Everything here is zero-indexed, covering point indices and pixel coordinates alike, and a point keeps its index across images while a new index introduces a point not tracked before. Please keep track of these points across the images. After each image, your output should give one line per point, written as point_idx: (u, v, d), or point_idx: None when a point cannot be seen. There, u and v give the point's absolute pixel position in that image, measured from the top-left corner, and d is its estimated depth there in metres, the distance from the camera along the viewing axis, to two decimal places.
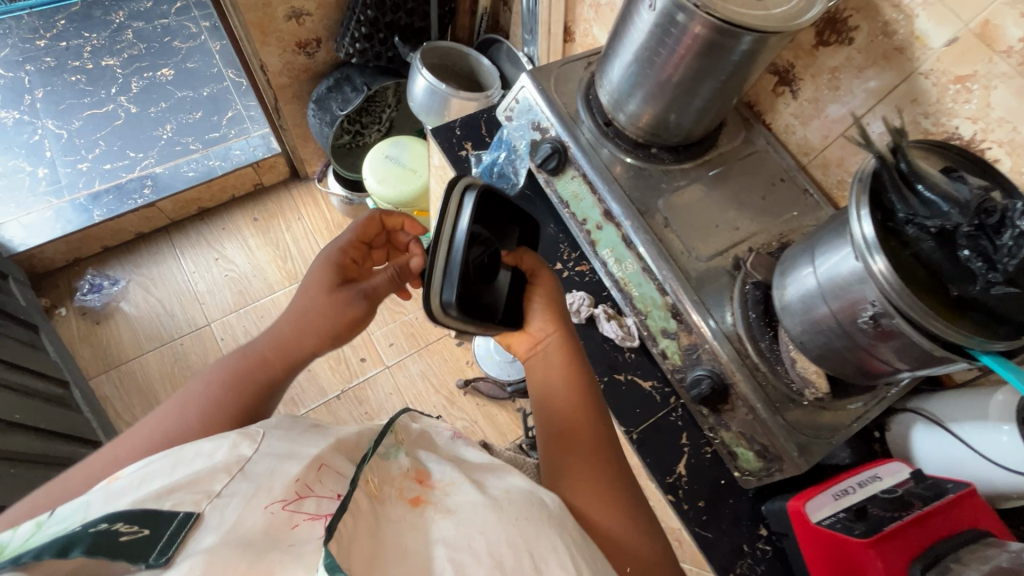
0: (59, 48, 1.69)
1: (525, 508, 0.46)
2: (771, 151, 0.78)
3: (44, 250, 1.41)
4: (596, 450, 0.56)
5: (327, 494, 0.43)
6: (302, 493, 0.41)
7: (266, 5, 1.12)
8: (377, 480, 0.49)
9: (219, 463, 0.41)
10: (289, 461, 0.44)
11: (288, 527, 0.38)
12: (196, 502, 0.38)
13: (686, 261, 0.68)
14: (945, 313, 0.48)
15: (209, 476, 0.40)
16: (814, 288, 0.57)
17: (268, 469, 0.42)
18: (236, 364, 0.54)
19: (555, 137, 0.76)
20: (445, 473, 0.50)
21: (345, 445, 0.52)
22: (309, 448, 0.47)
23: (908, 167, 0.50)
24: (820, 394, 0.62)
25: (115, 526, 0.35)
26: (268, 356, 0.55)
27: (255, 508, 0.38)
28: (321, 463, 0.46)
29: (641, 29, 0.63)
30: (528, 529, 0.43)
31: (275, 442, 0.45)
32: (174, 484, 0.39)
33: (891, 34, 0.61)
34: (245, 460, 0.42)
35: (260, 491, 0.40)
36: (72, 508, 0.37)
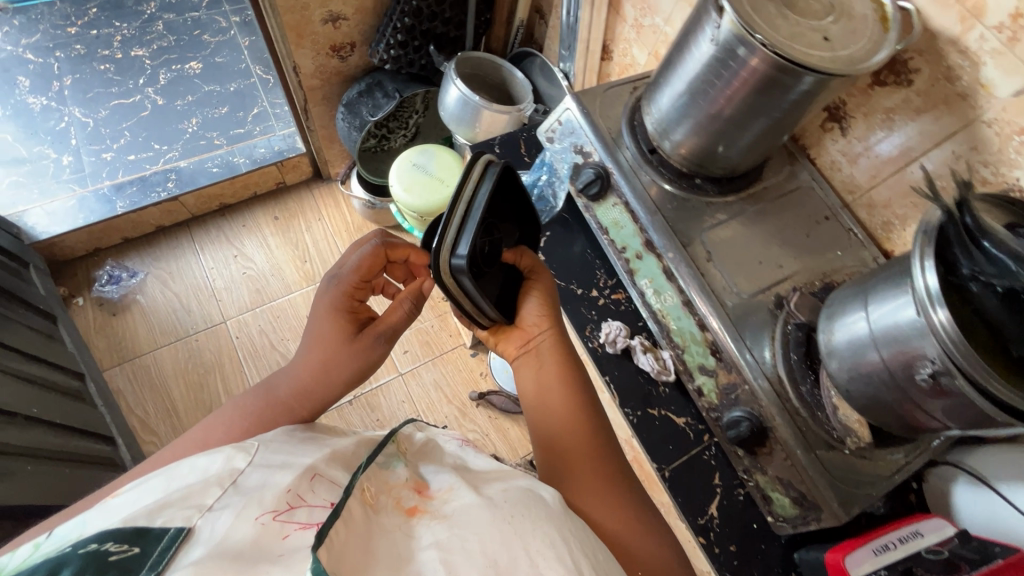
0: (90, 36, 1.69)
1: (521, 504, 0.45)
2: (815, 187, 0.77)
3: (66, 240, 1.41)
4: (594, 458, 0.59)
5: (320, 503, 0.43)
6: (294, 502, 0.42)
7: (304, 8, 1.12)
8: (374, 488, 0.49)
9: (212, 477, 0.42)
10: (282, 471, 0.44)
11: (278, 537, 0.38)
12: (187, 517, 0.39)
13: (728, 298, 0.67)
14: (1005, 375, 0.47)
15: (201, 490, 0.41)
16: (866, 335, 0.56)
17: (260, 482, 0.43)
18: (250, 413, 0.55)
19: (598, 162, 0.75)
20: (442, 483, 0.51)
21: (343, 456, 0.52)
22: (302, 458, 0.47)
23: (974, 224, 0.48)
24: (862, 443, 0.61)
25: (105, 546, 0.35)
26: (287, 402, 0.57)
27: (245, 520, 0.39)
28: (314, 473, 0.46)
29: (697, 60, 0.62)
30: (522, 523, 0.43)
31: (268, 455, 0.46)
32: (166, 500, 0.40)
33: (954, 79, 0.60)
34: (236, 473, 0.43)
35: (252, 502, 0.40)
36: (71, 525, 0.39)
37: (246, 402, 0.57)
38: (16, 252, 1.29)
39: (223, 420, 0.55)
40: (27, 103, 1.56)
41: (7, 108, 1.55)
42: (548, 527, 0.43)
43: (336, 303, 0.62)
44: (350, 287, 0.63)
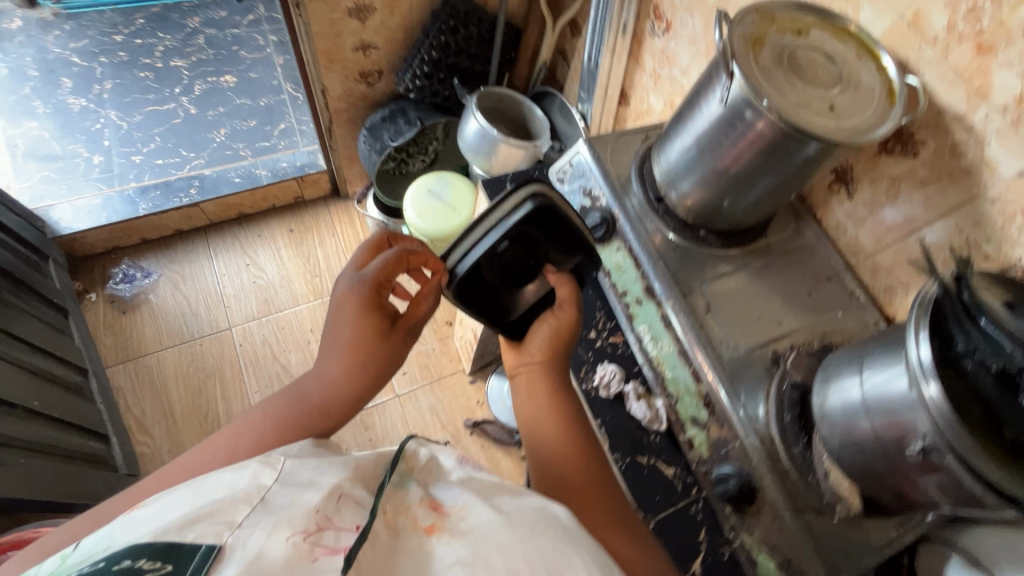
0: (134, 45, 1.77)
1: (540, 522, 0.46)
2: (820, 247, 0.77)
3: (87, 236, 1.45)
4: (592, 488, 0.57)
5: (347, 526, 0.43)
6: (323, 523, 0.41)
7: (337, 36, 1.17)
8: (393, 510, 0.48)
9: (239, 494, 0.42)
10: (309, 491, 0.44)
11: (309, 559, 0.38)
12: (217, 534, 0.38)
13: (725, 351, 0.67)
14: (1001, 457, 0.47)
15: (229, 507, 0.40)
16: (858, 402, 0.55)
17: (288, 501, 0.42)
18: (279, 417, 0.56)
19: (605, 207, 0.76)
20: (455, 498, 0.50)
21: (364, 473, 0.51)
22: (327, 477, 0.47)
23: (972, 299, 0.49)
24: (852, 512, 0.60)
25: (139, 562, 0.35)
26: (318, 403, 0.58)
27: (277, 539, 0.38)
28: (341, 493, 0.46)
29: (706, 118, 0.64)
30: (543, 546, 0.43)
31: (293, 472, 0.46)
32: (195, 515, 0.39)
33: (959, 154, 0.61)
34: (263, 490, 0.43)
35: (282, 521, 0.40)
36: (98, 537, 0.39)
37: (273, 407, 0.57)
38: (39, 245, 1.34)
39: (246, 431, 0.55)
40: (68, 103, 1.63)
41: (48, 107, 1.62)
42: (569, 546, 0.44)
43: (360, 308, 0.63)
44: (375, 294, 0.65)
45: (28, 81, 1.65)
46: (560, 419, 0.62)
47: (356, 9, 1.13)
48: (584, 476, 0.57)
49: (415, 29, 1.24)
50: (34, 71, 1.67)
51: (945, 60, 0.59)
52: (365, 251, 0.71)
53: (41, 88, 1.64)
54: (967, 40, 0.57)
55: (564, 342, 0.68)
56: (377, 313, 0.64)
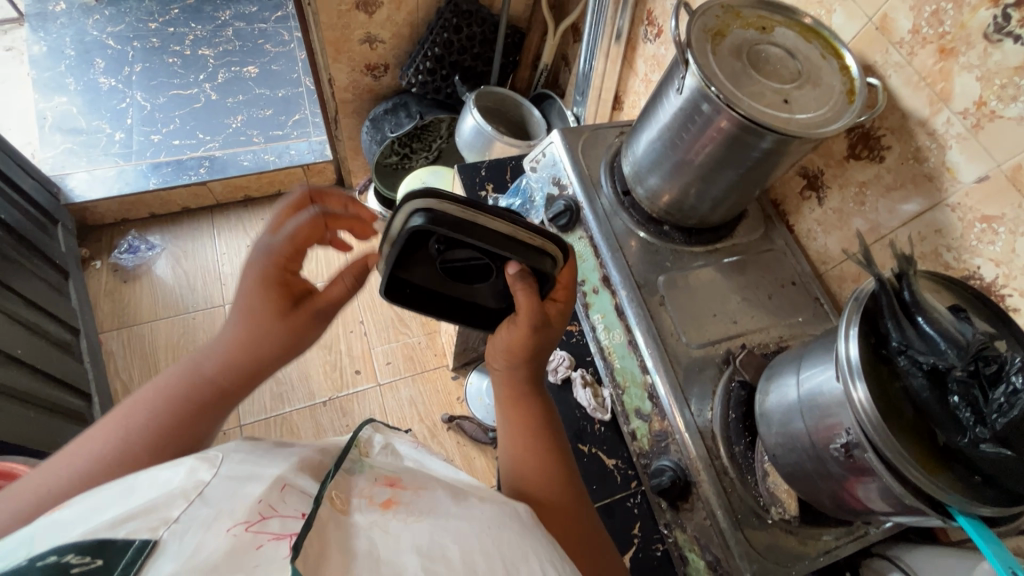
0: (166, 33, 1.86)
1: (499, 520, 0.39)
2: (789, 254, 0.76)
3: (98, 206, 1.51)
4: (571, 517, 0.52)
5: (293, 515, 0.34)
6: (266, 512, 0.32)
7: (345, 27, 1.22)
8: (343, 494, 0.38)
9: (175, 488, 0.33)
10: (250, 482, 0.35)
11: (250, 549, 0.30)
12: (153, 530, 0.30)
13: (676, 346, 0.66)
14: (928, 462, 0.44)
15: (163, 501, 0.31)
16: (794, 401, 0.55)
17: (229, 491, 0.33)
18: (175, 411, 0.46)
19: (571, 196, 0.77)
20: (413, 481, 0.42)
21: (313, 464, 0.42)
22: (270, 468, 0.37)
23: (911, 297, 0.47)
24: (787, 515, 0.58)
25: (63, 560, 0.27)
26: (220, 387, 0.49)
27: (213, 533, 0.30)
28: (285, 482, 0.36)
29: (668, 111, 0.64)
30: (509, 541, 0.37)
31: (235, 466, 0.36)
32: (124, 512, 0.30)
33: (922, 160, 0.60)
34: (203, 485, 0.33)
35: (220, 515, 0.31)
36: (13, 538, 0.30)
37: (163, 398, 0.47)
38: (50, 209, 1.40)
39: (130, 432, 0.44)
40: (97, 82, 1.71)
41: (79, 84, 1.70)
42: (529, 548, 0.37)
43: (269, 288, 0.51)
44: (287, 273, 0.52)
45: (64, 59, 1.74)
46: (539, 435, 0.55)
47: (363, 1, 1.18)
48: (563, 501, 0.52)
49: (421, 25, 1.30)
50: (71, 50, 1.76)
51: (911, 63, 0.59)
52: (278, 211, 0.54)
53: (75, 67, 1.73)
54: (931, 43, 0.56)
55: (540, 352, 0.56)
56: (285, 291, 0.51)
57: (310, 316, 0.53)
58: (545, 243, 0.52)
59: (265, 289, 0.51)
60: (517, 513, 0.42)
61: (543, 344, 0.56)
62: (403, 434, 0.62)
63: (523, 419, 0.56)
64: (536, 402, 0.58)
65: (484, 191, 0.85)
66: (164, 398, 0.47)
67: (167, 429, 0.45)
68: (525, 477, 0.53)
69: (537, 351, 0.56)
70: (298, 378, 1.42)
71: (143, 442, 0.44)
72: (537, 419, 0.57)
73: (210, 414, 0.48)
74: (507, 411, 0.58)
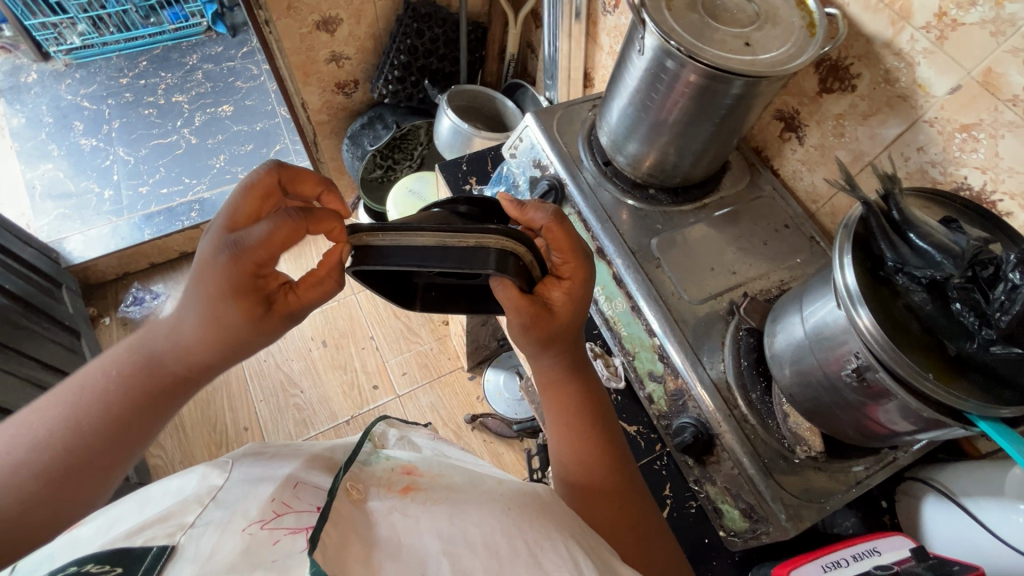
0: (138, 86, 1.88)
1: (517, 500, 0.40)
2: (778, 198, 0.76)
3: (98, 264, 1.53)
4: (621, 504, 0.52)
5: (307, 509, 0.35)
6: (280, 510, 0.34)
7: (309, 50, 1.24)
8: (362, 483, 0.39)
9: (189, 496, 0.35)
10: (262, 483, 0.37)
11: (267, 545, 0.31)
12: (169, 535, 0.32)
13: (676, 304, 0.66)
14: (943, 374, 0.44)
15: (178, 509, 0.34)
16: (803, 338, 0.55)
17: (242, 493, 0.35)
18: (126, 402, 0.46)
19: (554, 174, 0.77)
20: (429, 466, 0.43)
21: (323, 459, 0.44)
22: (280, 469, 0.39)
23: (900, 216, 0.48)
24: (814, 452, 0.58)
25: (83, 568, 0.29)
26: (174, 375, 0.48)
27: (229, 534, 0.31)
28: (296, 480, 0.38)
29: (635, 74, 0.65)
30: (526, 518, 0.37)
31: (247, 470, 0.39)
32: (141, 523, 0.32)
33: (893, 81, 0.60)
34: (216, 490, 0.36)
35: (235, 515, 0.33)
36: (37, 561, 0.32)
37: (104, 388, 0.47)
38: (52, 274, 1.42)
39: (80, 422, 0.45)
40: (80, 144, 1.74)
41: (62, 149, 1.72)
42: (551, 526, 0.37)
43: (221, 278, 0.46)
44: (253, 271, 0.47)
45: (43, 127, 1.76)
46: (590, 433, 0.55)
47: (323, 21, 1.19)
48: (612, 483, 0.53)
49: (383, 36, 1.31)
50: (48, 118, 1.78)
51: None
52: (240, 195, 0.50)
53: (55, 133, 1.75)
54: None
55: (568, 339, 0.54)
56: (246, 299, 0.46)
57: (275, 318, 0.49)
58: (479, 239, 0.47)
59: (220, 293, 0.45)
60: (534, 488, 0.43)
61: (562, 326, 0.53)
62: (422, 428, 0.63)
63: (566, 408, 0.56)
64: (576, 390, 0.56)
65: (468, 184, 0.85)
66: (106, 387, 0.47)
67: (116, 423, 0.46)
68: (578, 468, 0.54)
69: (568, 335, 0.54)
70: (319, 402, 1.43)
71: (89, 432, 0.45)
72: (581, 407, 0.56)
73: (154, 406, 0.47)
74: (550, 400, 0.57)
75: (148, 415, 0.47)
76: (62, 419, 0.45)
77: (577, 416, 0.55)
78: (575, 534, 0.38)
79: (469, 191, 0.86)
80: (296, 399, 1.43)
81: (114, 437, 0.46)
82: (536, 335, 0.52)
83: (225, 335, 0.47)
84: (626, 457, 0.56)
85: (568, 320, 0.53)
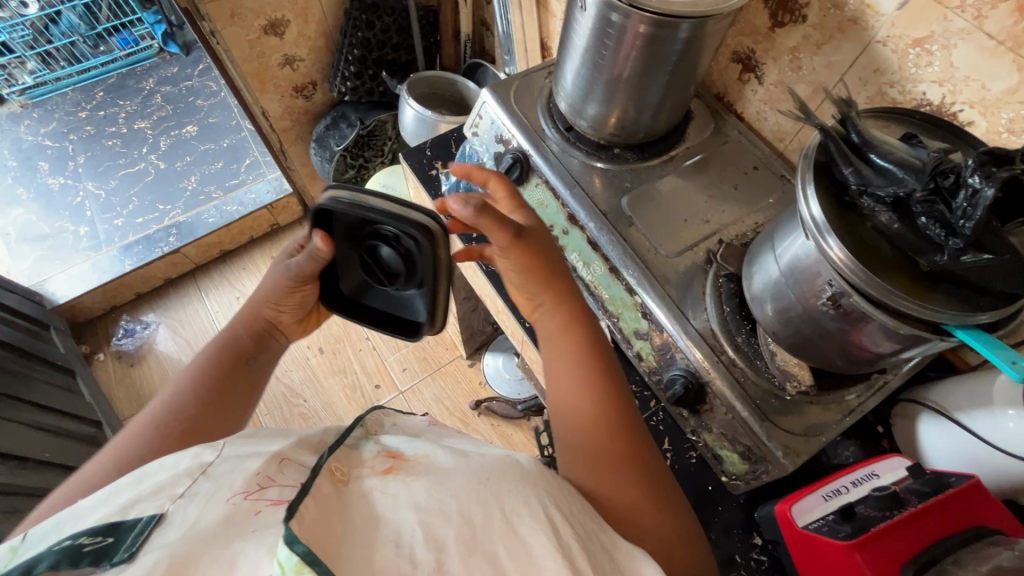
0: (98, 117, 1.85)
1: (498, 471, 0.39)
2: (745, 141, 0.76)
3: (84, 301, 1.51)
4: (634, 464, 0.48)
5: (291, 484, 0.37)
6: (264, 483, 0.35)
7: (261, 56, 1.22)
8: (345, 465, 0.39)
9: (181, 470, 0.36)
10: (250, 458, 0.38)
11: (249, 515, 0.33)
12: (160, 506, 0.33)
13: (653, 259, 0.66)
14: (916, 290, 0.44)
15: (170, 482, 0.35)
16: (778, 276, 0.55)
17: (230, 466, 0.37)
18: (221, 363, 0.59)
19: (517, 147, 0.76)
20: (415, 448, 0.42)
21: (312, 443, 0.44)
22: (269, 446, 0.40)
23: (859, 138, 0.48)
24: (804, 387, 0.58)
25: (77, 541, 0.31)
26: (251, 343, 0.62)
27: (215, 503, 0.33)
28: (283, 456, 0.39)
29: (583, 33, 0.63)
30: (502, 488, 0.37)
31: (238, 446, 0.39)
32: (135, 496, 0.34)
33: (841, 5, 0.59)
34: (207, 465, 0.37)
35: (222, 487, 0.34)
36: (45, 528, 0.33)
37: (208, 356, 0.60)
38: (38, 316, 1.40)
39: (190, 387, 0.56)
40: (48, 184, 1.71)
41: (30, 191, 1.70)
42: (531, 493, 0.37)
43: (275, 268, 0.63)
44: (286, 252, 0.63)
45: (8, 171, 1.73)
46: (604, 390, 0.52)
47: (270, 24, 1.16)
48: (626, 443, 0.49)
49: (334, 33, 1.29)
50: (12, 161, 1.75)
51: None
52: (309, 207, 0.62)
53: (21, 176, 1.72)
54: None
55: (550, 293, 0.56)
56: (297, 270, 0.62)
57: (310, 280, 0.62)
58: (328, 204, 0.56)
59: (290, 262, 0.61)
60: (515, 457, 0.42)
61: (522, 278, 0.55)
62: (420, 417, 0.59)
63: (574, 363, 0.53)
64: (578, 333, 0.55)
65: (434, 169, 0.86)
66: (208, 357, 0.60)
67: (219, 381, 0.57)
68: (589, 410, 0.51)
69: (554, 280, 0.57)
70: (323, 409, 1.43)
71: (206, 387, 0.56)
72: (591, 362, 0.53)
73: (249, 371, 0.61)
74: (553, 348, 0.56)
75: (242, 370, 0.60)
76: (172, 395, 0.55)
77: (585, 359, 0.53)
78: (565, 502, 0.39)
79: (435, 176, 0.86)
80: (301, 409, 1.43)
81: (220, 387, 0.57)
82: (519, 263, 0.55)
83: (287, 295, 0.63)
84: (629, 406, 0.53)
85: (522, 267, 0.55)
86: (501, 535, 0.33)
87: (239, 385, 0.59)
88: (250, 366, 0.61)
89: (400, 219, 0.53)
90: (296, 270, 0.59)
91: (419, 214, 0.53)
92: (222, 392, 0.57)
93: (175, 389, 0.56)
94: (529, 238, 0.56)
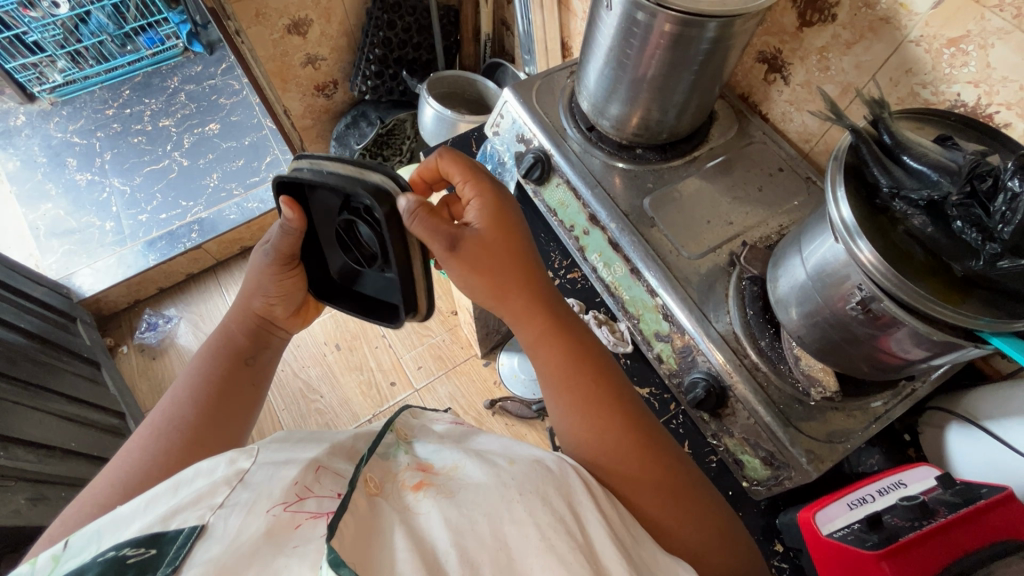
0: (124, 115, 1.89)
1: (533, 478, 0.38)
2: (770, 142, 0.75)
3: (108, 294, 1.54)
4: (653, 476, 0.47)
5: (329, 494, 0.37)
6: (303, 493, 0.36)
7: (284, 55, 1.23)
8: (377, 478, 0.40)
9: (218, 478, 0.36)
10: (286, 466, 0.38)
11: (290, 528, 0.33)
12: (201, 516, 0.33)
13: (675, 261, 0.65)
14: (950, 295, 0.43)
15: (207, 491, 0.35)
16: (804, 280, 0.54)
17: (267, 475, 0.37)
18: (222, 370, 0.60)
19: (539, 147, 0.76)
20: (446, 458, 0.42)
21: (345, 448, 0.45)
22: (303, 454, 0.41)
23: (892, 140, 0.47)
24: (829, 393, 0.57)
25: (121, 553, 0.31)
26: (246, 346, 0.63)
27: (254, 515, 0.33)
28: (318, 465, 0.39)
29: (607, 33, 0.63)
30: (534, 501, 0.36)
31: (272, 453, 0.40)
32: (175, 505, 0.34)
33: (873, 4, 0.58)
34: (244, 472, 0.37)
35: (260, 497, 0.34)
36: (85, 538, 0.33)
37: (207, 361, 0.60)
38: (65, 309, 1.44)
39: (193, 396, 0.56)
40: (76, 180, 1.75)
41: (59, 187, 1.74)
42: (563, 510, 0.36)
43: (269, 271, 0.62)
44: (266, 239, 0.64)
45: (38, 167, 1.77)
46: (601, 405, 0.50)
47: (294, 24, 1.17)
48: (636, 455, 0.47)
49: (356, 32, 1.31)
50: (42, 157, 1.79)
51: None
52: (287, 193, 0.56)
53: (51, 172, 1.77)
54: None
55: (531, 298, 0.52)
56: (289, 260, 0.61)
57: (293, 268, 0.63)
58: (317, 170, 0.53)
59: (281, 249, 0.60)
60: (537, 457, 0.41)
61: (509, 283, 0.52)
62: (444, 413, 0.57)
63: (567, 375, 0.51)
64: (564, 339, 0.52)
65: None
66: (207, 362, 0.60)
67: (221, 388, 0.58)
68: (591, 440, 0.49)
69: (521, 289, 0.52)
70: (339, 405, 1.45)
71: (210, 394, 0.57)
72: (582, 373, 0.51)
73: (249, 372, 0.61)
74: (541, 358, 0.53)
75: (239, 372, 0.60)
76: (174, 406, 0.56)
77: (572, 378, 0.51)
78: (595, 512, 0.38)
79: None
80: (318, 404, 1.45)
81: (221, 392, 0.58)
82: (482, 286, 0.52)
83: (280, 290, 0.63)
84: (640, 415, 0.51)
85: (493, 256, 0.51)
86: (527, 550, 0.33)
87: (241, 391, 0.59)
88: (248, 366, 0.62)
89: (357, 181, 0.52)
90: (276, 248, 0.60)
91: (382, 177, 0.52)
92: (224, 397, 0.58)
93: (172, 402, 0.56)
94: (469, 248, 0.50)
